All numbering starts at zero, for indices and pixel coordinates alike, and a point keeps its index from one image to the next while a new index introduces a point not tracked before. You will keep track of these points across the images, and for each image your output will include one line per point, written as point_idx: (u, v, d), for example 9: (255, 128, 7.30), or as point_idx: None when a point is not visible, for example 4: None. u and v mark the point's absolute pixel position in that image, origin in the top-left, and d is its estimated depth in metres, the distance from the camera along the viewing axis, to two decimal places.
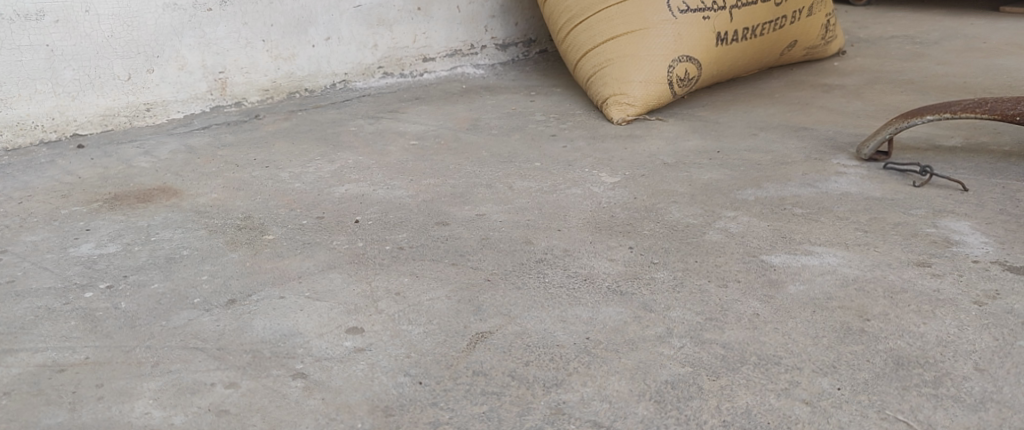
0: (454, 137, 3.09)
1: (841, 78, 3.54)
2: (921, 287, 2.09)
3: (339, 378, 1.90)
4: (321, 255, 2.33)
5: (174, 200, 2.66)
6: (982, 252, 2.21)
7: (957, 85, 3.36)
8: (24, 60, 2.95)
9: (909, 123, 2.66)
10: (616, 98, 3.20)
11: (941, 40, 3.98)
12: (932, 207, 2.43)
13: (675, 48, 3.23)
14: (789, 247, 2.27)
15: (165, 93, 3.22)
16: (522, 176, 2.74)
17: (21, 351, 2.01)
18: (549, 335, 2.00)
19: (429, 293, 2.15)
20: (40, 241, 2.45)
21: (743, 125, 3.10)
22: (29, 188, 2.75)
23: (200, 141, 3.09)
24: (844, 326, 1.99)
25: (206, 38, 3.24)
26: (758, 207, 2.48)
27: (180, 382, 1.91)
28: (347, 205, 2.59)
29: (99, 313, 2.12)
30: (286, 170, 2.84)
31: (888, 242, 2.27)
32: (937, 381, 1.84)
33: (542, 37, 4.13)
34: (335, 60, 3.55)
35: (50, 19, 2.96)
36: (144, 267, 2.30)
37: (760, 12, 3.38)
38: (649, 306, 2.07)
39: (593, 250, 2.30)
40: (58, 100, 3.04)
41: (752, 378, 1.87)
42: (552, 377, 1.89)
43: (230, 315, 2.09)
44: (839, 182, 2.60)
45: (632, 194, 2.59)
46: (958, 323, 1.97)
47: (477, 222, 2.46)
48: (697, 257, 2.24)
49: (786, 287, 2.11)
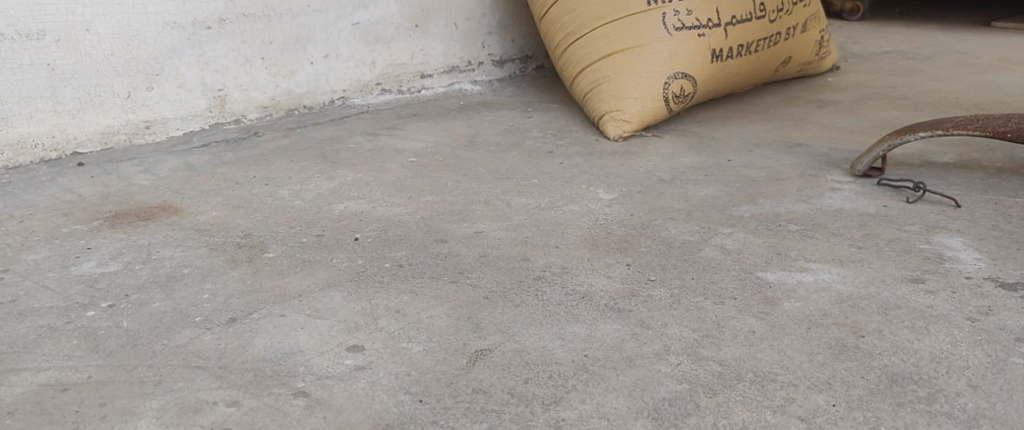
0: (452, 154, 3.12)
1: (835, 94, 3.57)
2: (915, 303, 2.12)
3: (340, 397, 1.92)
4: (322, 273, 2.35)
5: (175, 218, 2.68)
6: (975, 268, 2.24)
7: (950, 100, 3.40)
8: (25, 79, 2.97)
9: (903, 139, 2.69)
10: (612, 114, 3.23)
11: (934, 56, 4.02)
12: (925, 223, 2.46)
13: (670, 65, 3.26)
14: (784, 263, 2.30)
15: (164, 110, 3.24)
16: (520, 193, 2.77)
17: (24, 371, 2.02)
18: (548, 353, 2.02)
19: (428, 311, 2.17)
20: (42, 259, 2.47)
21: (738, 141, 3.13)
22: (30, 207, 2.77)
23: (200, 159, 3.11)
24: (839, 342, 2.01)
25: (205, 56, 3.28)
26: (753, 224, 2.50)
27: (182, 400, 1.93)
28: (346, 223, 2.61)
29: (101, 332, 2.14)
30: (286, 187, 2.87)
31: (882, 259, 2.30)
32: (931, 398, 1.86)
33: (539, 53, 4.16)
34: (334, 76, 3.58)
35: (51, 38, 2.99)
36: (146, 286, 2.32)
37: (755, 29, 3.41)
38: (646, 323, 2.10)
39: (590, 267, 2.32)
40: (58, 118, 3.06)
41: (748, 394, 1.89)
42: (550, 395, 1.91)
43: (231, 334, 2.12)
44: (834, 199, 2.63)
45: (629, 211, 2.61)
46: (952, 339, 2.00)
47: (476, 239, 2.49)
48: (694, 274, 2.27)
49: (781, 305, 2.14)
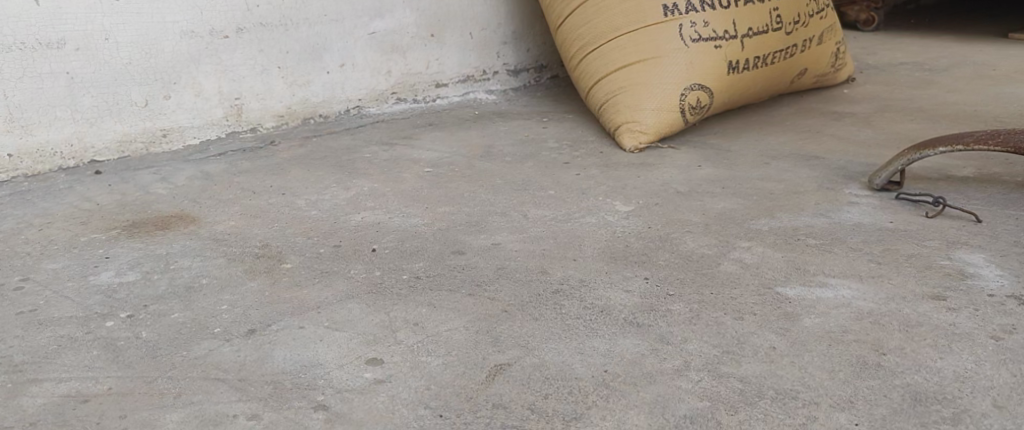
0: (468, 164, 3.12)
1: (851, 106, 3.56)
2: (937, 321, 2.11)
3: (360, 410, 1.93)
4: (340, 284, 2.35)
5: (192, 228, 2.68)
6: (998, 285, 2.23)
7: (968, 112, 3.39)
8: (45, 87, 2.99)
9: (922, 154, 2.68)
10: (628, 126, 3.23)
11: (951, 68, 4.01)
12: (946, 239, 2.45)
13: (687, 76, 3.25)
14: (803, 278, 2.29)
15: (181, 119, 3.24)
16: (537, 205, 2.77)
17: (45, 381, 2.03)
18: (568, 368, 2.02)
19: (447, 324, 2.17)
20: (62, 268, 2.47)
21: (755, 153, 3.12)
22: (48, 215, 2.78)
23: (216, 167, 3.12)
24: (861, 360, 2.01)
25: (223, 66, 3.28)
26: (772, 237, 2.50)
27: (202, 413, 1.93)
28: (364, 234, 2.61)
29: (121, 342, 2.14)
30: (303, 197, 2.87)
31: (902, 275, 2.29)
32: (956, 418, 1.86)
33: (554, 63, 4.15)
34: (351, 85, 3.58)
35: (70, 47, 3.00)
36: (165, 296, 2.32)
37: (772, 41, 3.39)
38: (666, 338, 2.09)
39: (609, 280, 2.32)
40: (77, 126, 3.07)
41: (770, 412, 1.89)
42: (571, 410, 1.91)
43: (251, 345, 2.12)
44: (852, 213, 2.62)
45: (646, 223, 2.61)
46: (975, 359, 1.99)
47: (493, 251, 2.49)
48: (713, 289, 2.26)
49: (801, 320, 2.13)
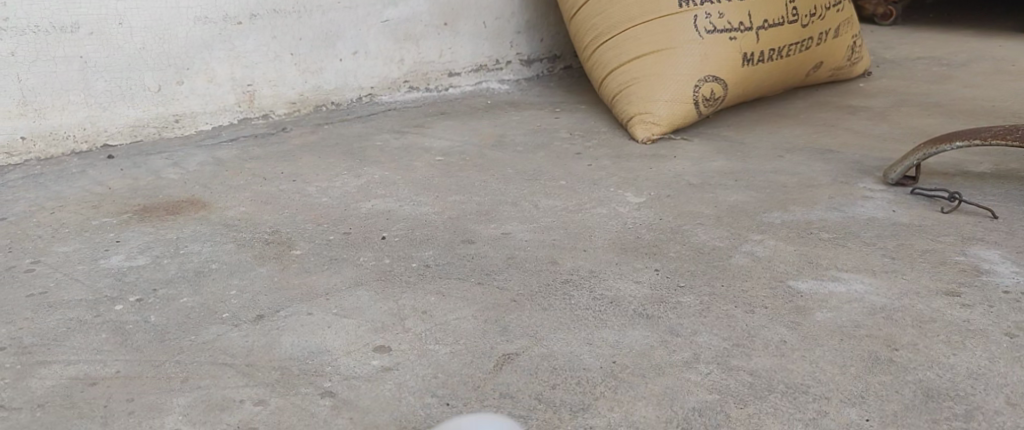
0: (479, 153, 3.10)
1: (867, 100, 3.54)
2: (950, 317, 2.09)
3: (367, 398, 1.92)
4: (347, 272, 2.34)
5: (202, 213, 2.67)
6: (1014, 282, 2.21)
7: (985, 108, 3.36)
8: (59, 71, 2.98)
9: (937, 149, 2.66)
10: (640, 117, 3.22)
11: (969, 63, 3.98)
12: (961, 235, 2.43)
13: (701, 68, 3.23)
14: (815, 272, 2.27)
15: (193, 105, 3.24)
16: (548, 195, 2.75)
17: (54, 364, 2.03)
18: (576, 359, 2.00)
19: (455, 312, 2.16)
20: (72, 252, 2.46)
21: (768, 146, 3.10)
22: (60, 198, 2.78)
23: (227, 153, 3.11)
24: (872, 355, 1.99)
25: (236, 51, 3.27)
26: (784, 231, 2.48)
27: (209, 398, 1.92)
28: (374, 221, 2.60)
29: (129, 326, 2.14)
30: (313, 184, 2.86)
31: (916, 270, 2.27)
32: (968, 415, 1.84)
33: (568, 53, 4.13)
34: (364, 73, 3.57)
35: (84, 31, 3.00)
36: (175, 280, 2.31)
37: (788, 33, 3.36)
38: (676, 331, 2.08)
39: (618, 271, 2.31)
40: (90, 110, 3.07)
41: (779, 407, 1.88)
42: (578, 402, 1.90)
43: (259, 331, 2.11)
44: (865, 207, 2.60)
45: (657, 215, 2.59)
46: (989, 356, 1.97)
47: (503, 240, 2.47)
48: (724, 282, 2.24)
49: (813, 314, 2.12)
